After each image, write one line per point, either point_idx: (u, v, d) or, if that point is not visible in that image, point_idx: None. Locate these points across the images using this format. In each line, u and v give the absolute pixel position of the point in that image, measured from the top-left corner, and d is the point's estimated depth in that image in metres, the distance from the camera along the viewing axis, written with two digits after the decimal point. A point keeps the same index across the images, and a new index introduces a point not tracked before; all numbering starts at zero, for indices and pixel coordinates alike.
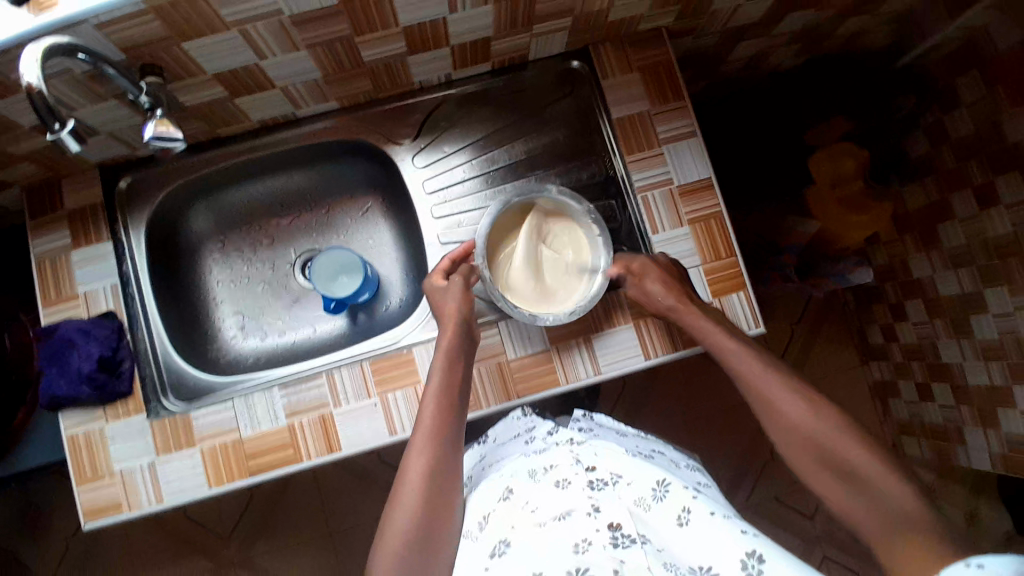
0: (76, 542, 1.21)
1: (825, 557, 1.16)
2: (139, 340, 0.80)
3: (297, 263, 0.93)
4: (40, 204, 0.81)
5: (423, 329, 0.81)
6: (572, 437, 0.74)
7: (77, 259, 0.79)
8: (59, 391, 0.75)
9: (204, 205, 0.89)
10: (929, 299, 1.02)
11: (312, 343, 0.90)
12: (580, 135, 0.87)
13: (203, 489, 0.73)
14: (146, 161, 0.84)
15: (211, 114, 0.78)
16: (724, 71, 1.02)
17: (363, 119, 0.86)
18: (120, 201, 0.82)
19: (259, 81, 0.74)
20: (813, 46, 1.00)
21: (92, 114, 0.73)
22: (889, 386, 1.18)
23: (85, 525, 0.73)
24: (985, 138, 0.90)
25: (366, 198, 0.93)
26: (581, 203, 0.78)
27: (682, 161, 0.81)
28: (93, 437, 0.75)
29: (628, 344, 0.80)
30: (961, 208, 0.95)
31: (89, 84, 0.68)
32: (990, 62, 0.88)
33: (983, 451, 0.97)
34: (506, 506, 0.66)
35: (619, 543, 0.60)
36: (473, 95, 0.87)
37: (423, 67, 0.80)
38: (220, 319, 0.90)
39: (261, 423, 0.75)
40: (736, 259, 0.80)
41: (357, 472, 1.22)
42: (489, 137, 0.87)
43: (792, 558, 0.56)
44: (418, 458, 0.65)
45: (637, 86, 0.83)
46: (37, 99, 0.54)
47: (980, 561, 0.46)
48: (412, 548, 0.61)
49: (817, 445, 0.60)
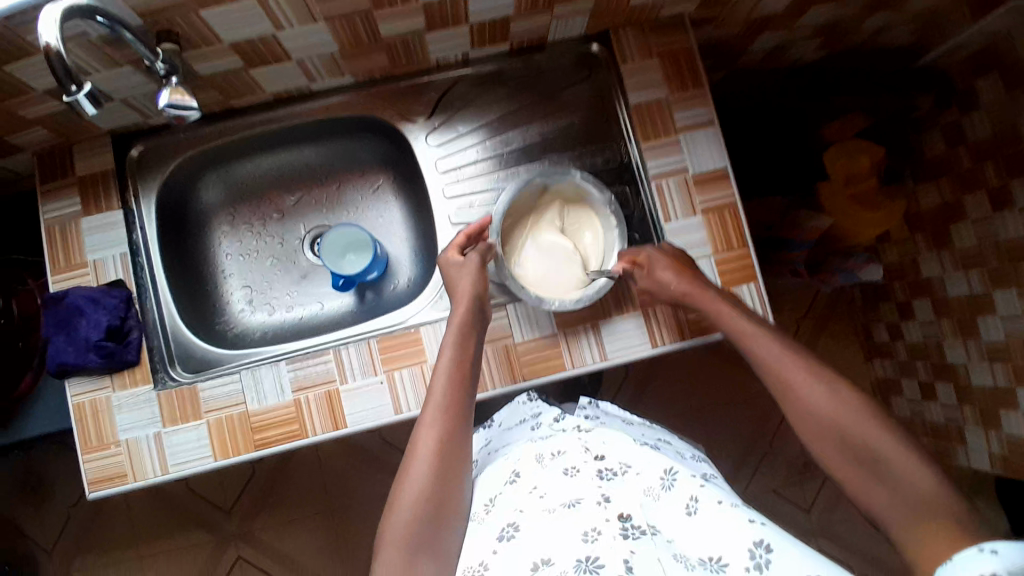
0: (76, 511, 1.22)
1: (821, 550, 1.17)
2: (149, 311, 0.80)
3: (307, 238, 0.92)
4: (50, 170, 0.80)
5: (434, 308, 0.82)
6: (579, 425, 0.75)
7: (88, 226, 0.78)
8: (66, 359, 0.74)
9: (215, 176, 0.88)
10: (938, 300, 1.02)
11: (319, 319, 0.90)
12: (596, 119, 0.86)
13: (208, 461, 0.74)
14: (158, 129, 0.83)
15: (226, 85, 0.77)
16: (743, 62, 1.01)
17: (378, 95, 0.85)
18: (131, 168, 0.82)
19: (275, 53, 0.73)
20: (835, 41, 0.98)
21: (106, 79, 0.72)
22: (892, 383, 1.19)
23: (90, 493, 0.73)
24: (1002, 139, 0.89)
25: (378, 175, 0.92)
26: (602, 191, 0.78)
27: (697, 150, 0.80)
28: (98, 405, 0.75)
29: (635, 331, 0.80)
30: (974, 209, 0.94)
31: (105, 49, 0.67)
32: (1014, 63, 0.87)
33: (984, 452, 0.98)
34: (514, 490, 0.68)
35: (630, 535, 0.59)
36: (489, 75, 0.86)
37: (441, 45, 0.80)
38: (229, 292, 0.89)
39: (268, 398, 0.75)
40: (747, 249, 0.79)
41: (360, 452, 1.22)
42: (505, 118, 0.86)
43: (799, 545, 0.57)
44: (429, 433, 0.66)
45: (656, 72, 0.82)
46: (54, 61, 0.54)
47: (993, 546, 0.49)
48: (424, 523, 0.61)
49: (825, 440, 0.60)
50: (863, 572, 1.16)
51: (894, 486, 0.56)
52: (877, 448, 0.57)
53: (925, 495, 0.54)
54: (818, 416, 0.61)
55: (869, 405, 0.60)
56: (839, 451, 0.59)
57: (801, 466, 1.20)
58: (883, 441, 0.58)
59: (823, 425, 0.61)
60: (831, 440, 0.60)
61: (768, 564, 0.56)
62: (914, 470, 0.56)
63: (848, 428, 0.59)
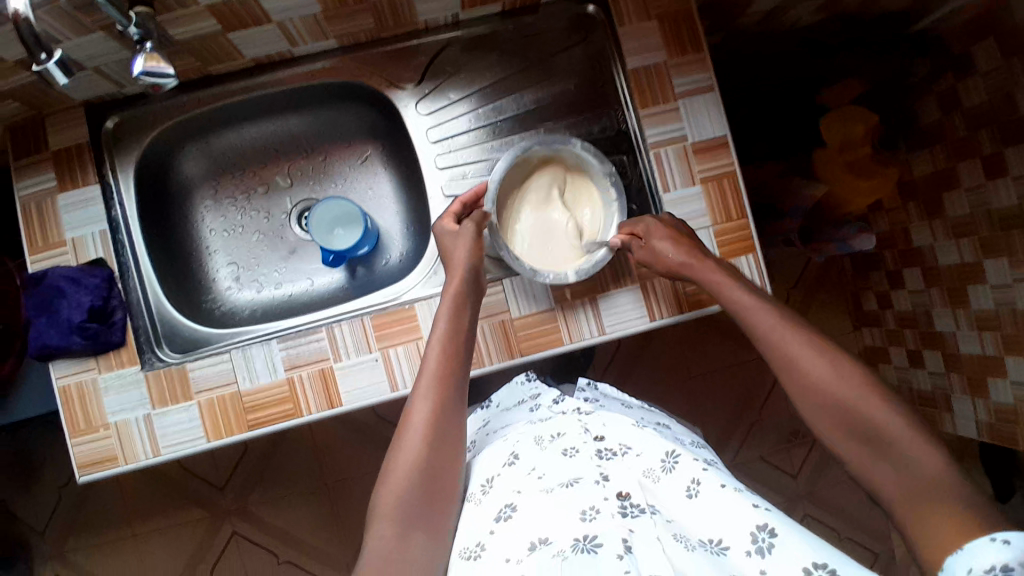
0: (69, 491, 1.21)
1: (807, 514, 1.20)
2: (132, 290, 0.77)
3: (294, 213, 0.90)
4: (25, 145, 0.76)
5: (427, 285, 0.80)
6: (578, 407, 0.75)
7: (64, 203, 0.75)
8: (49, 341, 0.72)
9: (196, 148, 0.85)
10: (928, 268, 1.03)
11: (310, 296, 0.88)
12: (592, 85, 0.83)
13: (201, 442, 0.72)
14: (133, 99, 0.80)
15: (203, 50, 0.73)
16: (741, 24, 0.97)
17: (365, 60, 0.82)
18: (106, 143, 0.78)
19: (255, 15, 0.69)
20: (834, 2, 0.95)
21: (77, 47, 0.67)
22: (880, 351, 1.21)
23: (80, 477, 0.72)
24: (997, 107, 0.88)
25: (365, 144, 0.89)
26: (602, 161, 0.76)
27: (696, 117, 0.78)
28: (85, 388, 0.73)
29: (634, 305, 0.79)
30: (967, 176, 0.94)
31: (76, 14, 0.63)
32: (1011, 33, 0.84)
33: (970, 419, 0.99)
34: (512, 471, 0.67)
35: (628, 513, 0.60)
36: (480, 38, 0.82)
37: (430, 5, 0.76)
38: (214, 269, 0.87)
39: (260, 377, 0.73)
40: (747, 221, 0.78)
41: (356, 429, 1.22)
42: (497, 85, 0.83)
43: (803, 530, 0.57)
44: (423, 404, 0.65)
45: (655, 34, 0.78)
46: (23, 27, 0.51)
47: (1006, 537, 0.47)
48: (416, 497, 0.61)
49: (820, 406, 0.60)
50: (849, 537, 1.20)
51: (892, 455, 0.55)
52: (873, 414, 0.57)
53: (922, 460, 0.54)
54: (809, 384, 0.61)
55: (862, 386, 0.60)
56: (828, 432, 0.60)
57: (790, 434, 1.22)
58: (880, 409, 0.57)
59: (818, 387, 0.60)
60: (817, 406, 0.60)
61: (771, 548, 0.56)
62: (918, 437, 0.55)
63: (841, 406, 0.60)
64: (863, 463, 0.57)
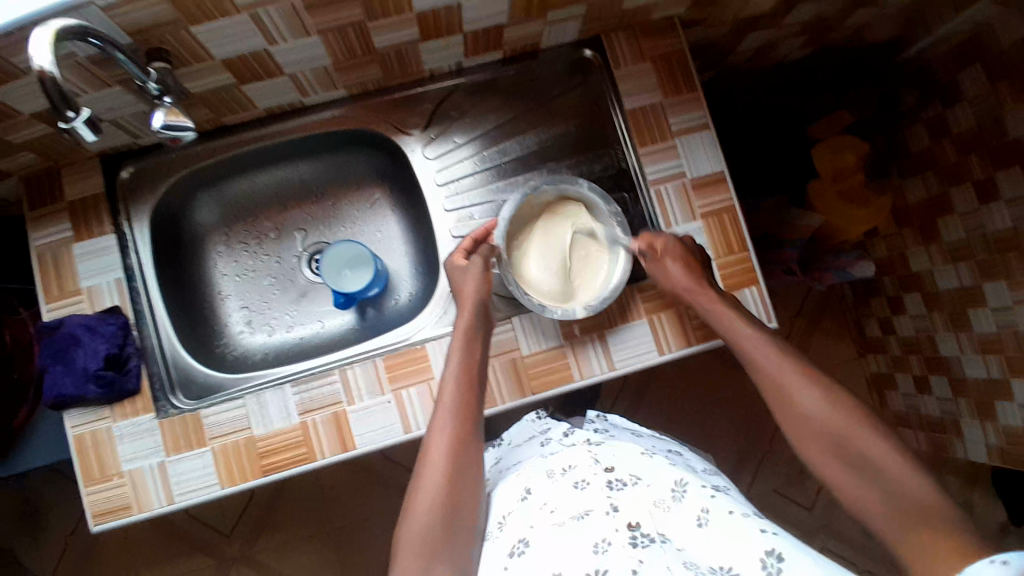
0: (76, 540, 1.20)
1: (824, 544, 1.19)
2: (147, 336, 0.79)
3: (304, 256, 0.91)
4: (38, 193, 0.78)
5: (438, 324, 0.81)
6: (588, 438, 0.75)
7: (78, 252, 0.77)
8: (63, 390, 0.73)
9: (209, 195, 0.87)
10: (928, 293, 1.04)
11: (320, 337, 0.89)
12: (592, 126, 0.85)
13: (215, 489, 0.72)
14: (149, 150, 0.82)
15: (219, 102, 0.76)
16: (732, 62, 1.01)
17: (373, 108, 0.84)
18: (121, 192, 0.80)
19: (268, 67, 0.71)
20: (820, 38, 0.99)
21: (94, 101, 0.70)
22: (886, 377, 1.21)
23: (94, 526, 0.72)
24: (985, 133, 0.90)
25: (373, 189, 0.92)
26: (609, 204, 0.78)
27: (694, 154, 0.80)
28: (99, 437, 0.74)
29: (642, 339, 0.79)
30: (960, 202, 0.96)
31: (93, 70, 0.65)
32: (993, 57, 0.88)
33: (981, 442, 1.00)
34: (525, 507, 0.67)
35: (638, 544, 0.61)
36: (483, 83, 0.85)
37: (434, 56, 0.79)
38: (227, 314, 0.88)
39: (274, 422, 0.74)
40: (748, 252, 0.79)
41: (366, 474, 1.21)
42: (501, 129, 0.86)
43: (813, 554, 0.57)
44: (440, 439, 0.65)
45: (650, 77, 0.81)
46: (50, 85, 0.52)
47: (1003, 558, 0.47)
48: (439, 542, 0.61)
49: (830, 431, 0.60)
50: (869, 569, 1.18)
51: (902, 479, 0.56)
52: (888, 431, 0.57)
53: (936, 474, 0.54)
54: (822, 410, 0.61)
55: (863, 409, 0.61)
56: (841, 446, 0.60)
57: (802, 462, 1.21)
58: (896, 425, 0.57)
59: (825, 405, 0.61)
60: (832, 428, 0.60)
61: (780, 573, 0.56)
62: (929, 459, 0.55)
63: (845, 424, 0.60)
64: (875, 480, 0.57)
